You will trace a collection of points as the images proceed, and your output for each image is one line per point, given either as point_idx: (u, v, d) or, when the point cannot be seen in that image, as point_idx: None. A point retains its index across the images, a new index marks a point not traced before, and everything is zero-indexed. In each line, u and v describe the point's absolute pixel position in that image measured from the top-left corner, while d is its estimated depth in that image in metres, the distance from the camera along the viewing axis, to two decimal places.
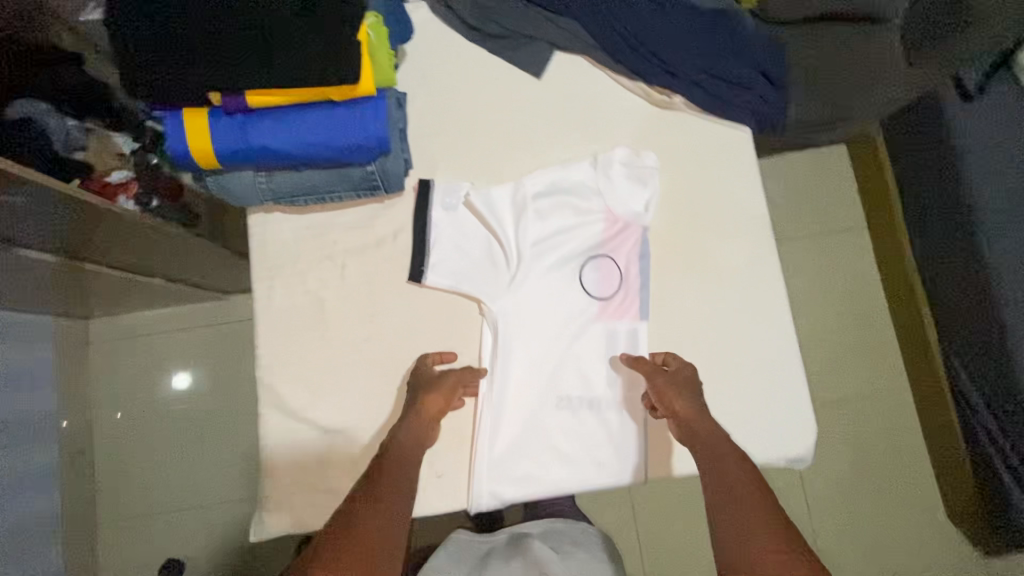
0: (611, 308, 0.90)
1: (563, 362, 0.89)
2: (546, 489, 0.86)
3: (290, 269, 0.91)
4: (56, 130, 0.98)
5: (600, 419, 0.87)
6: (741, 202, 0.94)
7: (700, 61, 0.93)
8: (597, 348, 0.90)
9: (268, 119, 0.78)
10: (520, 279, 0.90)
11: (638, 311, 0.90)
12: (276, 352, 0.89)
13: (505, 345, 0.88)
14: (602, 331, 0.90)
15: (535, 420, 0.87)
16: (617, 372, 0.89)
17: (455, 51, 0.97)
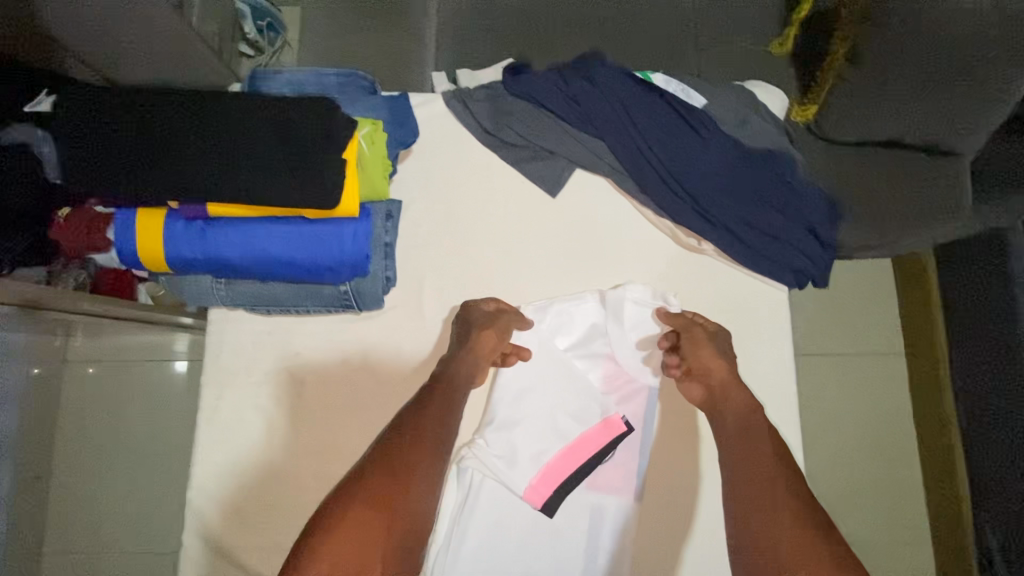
0: (599, 480, 0.77)
1: (535, 539, 0.75)
2: None
3: (242, 379, 0.80)
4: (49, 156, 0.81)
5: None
6: (767, 372, 0.81)
7: (737, 206, 0.82)
8: (576, 525, 0.76)
9: (231, 229, 0.68)
10: (504, 431, 0.78)
11: (633, 487, 0.77)
12: (210, 473, 0.78)
13: (472, 508, 0.75)
14: (588, 503, 0.77)
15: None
16: (597, 556, 0.75)
17: (465, 153, 0.87)
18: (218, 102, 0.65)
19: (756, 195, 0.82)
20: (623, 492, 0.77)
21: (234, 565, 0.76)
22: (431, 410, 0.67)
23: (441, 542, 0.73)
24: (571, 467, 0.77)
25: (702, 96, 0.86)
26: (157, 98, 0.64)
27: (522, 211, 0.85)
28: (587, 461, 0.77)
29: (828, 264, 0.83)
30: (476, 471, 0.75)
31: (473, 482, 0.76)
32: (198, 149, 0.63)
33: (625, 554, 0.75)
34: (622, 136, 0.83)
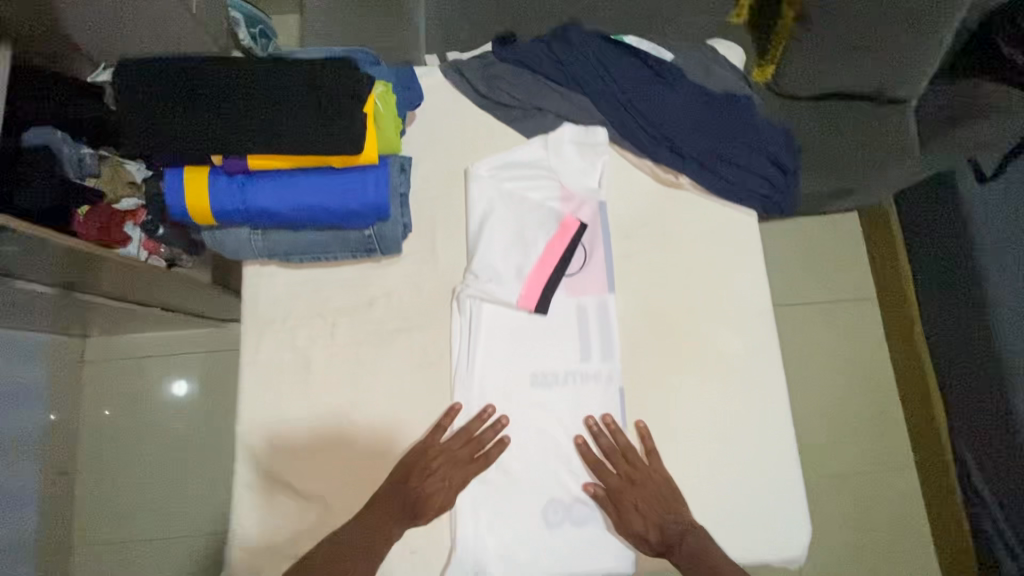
0: (575, 284, 0.92)
1: (536, 341, 0.90)
2: (529, 471, 0.86)
3: (280, 325, 0.89)
4: (68, 155, 1.08)
5: (581, 490, 0.85)
6: (744, 289, 0.92)
7: (707, 143, 0.93)
8: (564, 324, 0.91)
9: (268, 181, 0.78)
10: (485, 260, 0.91)
11: (605, 285, 0.91)
12: (255, 408, 0.87)
13: (476, 328, 0.89)
14: (571, 307, 0.91)
15: (518, 433, 0.87)
16: (589, 343, 0.90)
17: (464, 116, 0.97)
18: (252, 69, 0.75)
19: (724, 133, 0.93)
20: (597, 290, 0.91)
21: (281, 487, 0.85)
22: (396, 473, 0.83)
23: (459, 361, 0.88)
24: (545, 278, 0.91)
25: (670, 52, 0.97)
26: (201, 67, 0.74)
27: (516, 159, 0.94)
28: (557, 268, 0.91)
29: (792, 189, 0.94)
30: (473, 296, 0.89)
31: (473, 307, 0.90)
32: (242, 109, 0.73)
33: (615, 341, 0.90)
34: (602, 90, 0.94)
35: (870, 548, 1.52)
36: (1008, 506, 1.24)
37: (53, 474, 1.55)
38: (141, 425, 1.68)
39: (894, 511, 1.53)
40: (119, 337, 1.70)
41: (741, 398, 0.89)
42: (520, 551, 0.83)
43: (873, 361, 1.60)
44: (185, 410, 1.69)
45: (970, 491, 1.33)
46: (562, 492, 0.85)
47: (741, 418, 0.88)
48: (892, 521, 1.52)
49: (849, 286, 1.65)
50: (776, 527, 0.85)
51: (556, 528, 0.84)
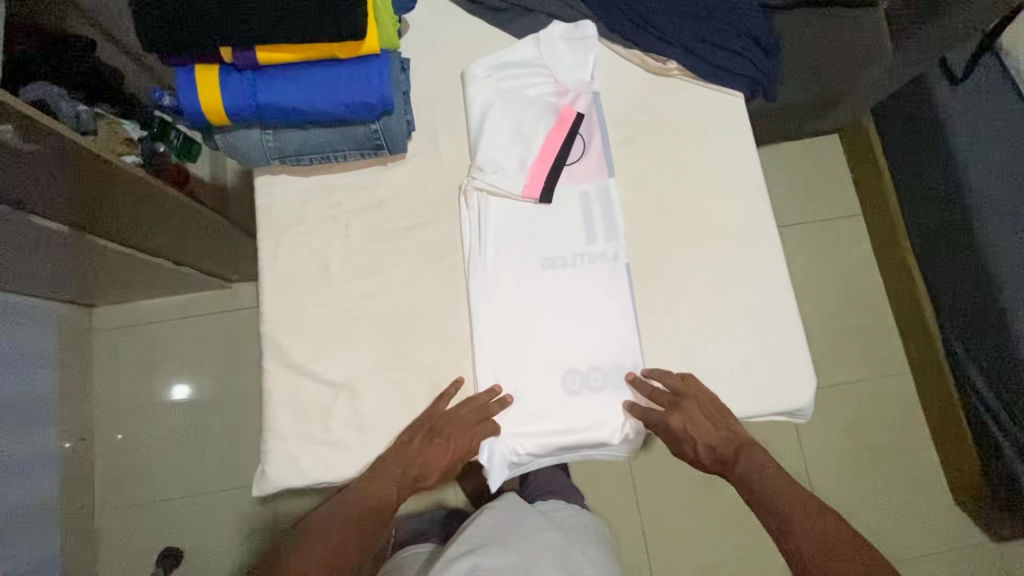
0: (575, 173, 0.95)
1: (543, 228, 0.93)
2: (546, 348, 0.89)
3: (295, 230, 0.92)
4: (66, 111, 1.13)
5: (598, 359, 0.89)
6: (738, 166, 0.97)
7: (691, 29, 0.97)
8: (568, 211, 0.94)
9: (276, 76, 0.81)
10: (488, 155, 0.93)
11: (605, 171, 0.94)
12: (279, 309, 0.90)
13: (484, 218, 0.92)
14: (574, 194, 0.94)
15: (532, 314, 0.90)
16: (595, 226, 0.93)
17: (456, 22, 1.00)
18: None
19: (706, 18, 0.97)
20: (598, 176, 0.94)
21: (310, 380, 0.88)
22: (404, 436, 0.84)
23: (471, 250, 0.92)
24: (547, 168, 0.94)
25: None
26: None
27: (510, 57, 0.97)
28: (558, 157, 0.94)
29: (774, 70, 0.99)
30: (480, 189, 0.92)
31: (480, 200, 0.93)
32: None
33: (618, 221, 0.93)
34: None
35: (873, 445, 1.58)
36: (999, 377, 1.30)
37: (71, 441, 1.57)
38: (154, 391, 1.69)
39: (892, 408, 1.60)
40: (125, 305, 1.72)
41: (741, 265, 0.93)
42: (543, 419, 0.88)
43: (860, 271, 1.67)
44: (198, 370, 1.72)
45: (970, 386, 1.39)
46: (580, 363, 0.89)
47: (741, 281, 0.93)
48: (891, 419, 1.59)
49: (833, 203, 1.72)
50: (782, 381, 0.90)
51: (575, 397, 0.88)
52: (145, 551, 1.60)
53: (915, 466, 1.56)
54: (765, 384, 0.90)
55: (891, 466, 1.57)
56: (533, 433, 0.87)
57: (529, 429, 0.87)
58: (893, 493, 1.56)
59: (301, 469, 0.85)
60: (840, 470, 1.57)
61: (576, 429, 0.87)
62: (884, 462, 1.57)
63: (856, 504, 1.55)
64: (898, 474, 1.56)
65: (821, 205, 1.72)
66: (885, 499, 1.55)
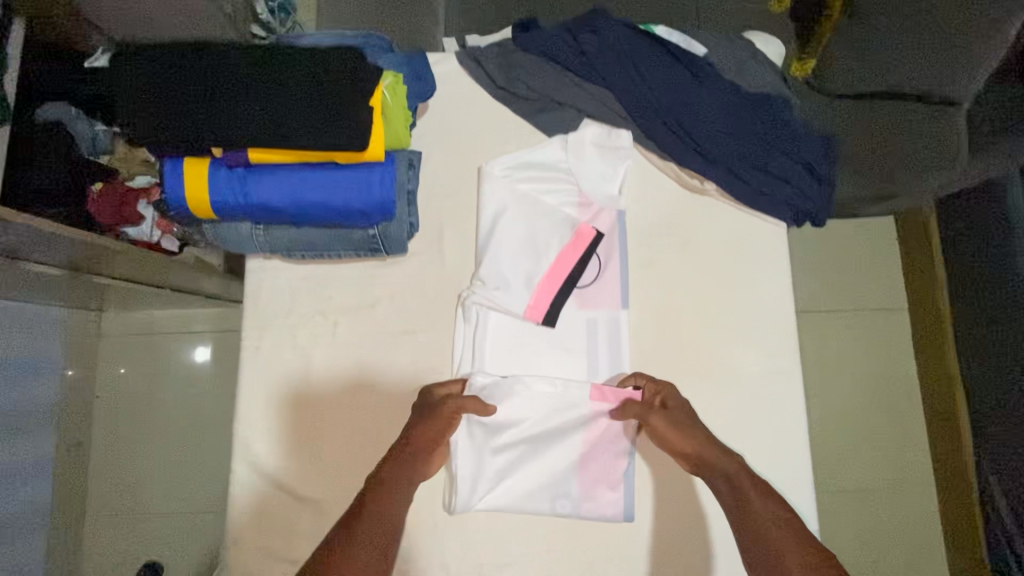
0: (587, 297, 0.87)
1: (542, 354, 0.86)
2: (528, 474, 0.84)
3: (282, 322, 0.87)
4: (82, 134, 1.07)
5: (586, 489, 0.83)
6: (768, 304, 0.87)
7: (738, 148, 0.86)
8: (573, 337, 0.86)
9: (269, 176, 0.74)
10: (493, 267, 0.86)
11: (618, 299, 0.86)
12: (255, 407, 0.86)
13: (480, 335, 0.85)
14: (581, 319, 0.86)
15: (520, 430, 0.84)
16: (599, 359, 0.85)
17: (479, 107, 0.92)
18: (252, 55, 0.70)
19: (755, 136, 0.86)
20: (611, 303, 0.86)
21: (279, 487, 0.84)
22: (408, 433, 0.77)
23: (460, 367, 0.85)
24: (555, 287, 0.86)
25: (702, 46, 0.90)
26: (194, 49, 0.70)
27: (530, 157, 0.89)
28: (569, 277, 0.86)
29: (826, 200, 0.88)
30: (479, 303, 0.85)
31: (478, 315, 0.85)
32: (237, 95, 0.69)
33: (625, 358, 0.85)
34: (627, 85, 0.88)
35: None
36: None
37: (68, 446, 1.59)
38: (154, 400, 1.70)
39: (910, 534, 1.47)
40: (134, 313, 1.71)
41: (756, 420, 0.84)
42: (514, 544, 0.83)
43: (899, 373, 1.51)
44: (199, 389, 1.70)
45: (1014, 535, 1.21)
46: (570, 488, 0.83)
47: (752, 438, 0.84)
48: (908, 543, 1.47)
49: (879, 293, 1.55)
50: None
51: (554, 527, 0.83)
52: (130, 561, 1.63)
53: None
54: None
55: None
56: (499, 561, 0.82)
57: (496, 555, 0.83)
58: None
59: None
60: None
61: (547, 564, 0.82)
62: None
63: None
64: None
65: (867, 296, 1.55)
66: None
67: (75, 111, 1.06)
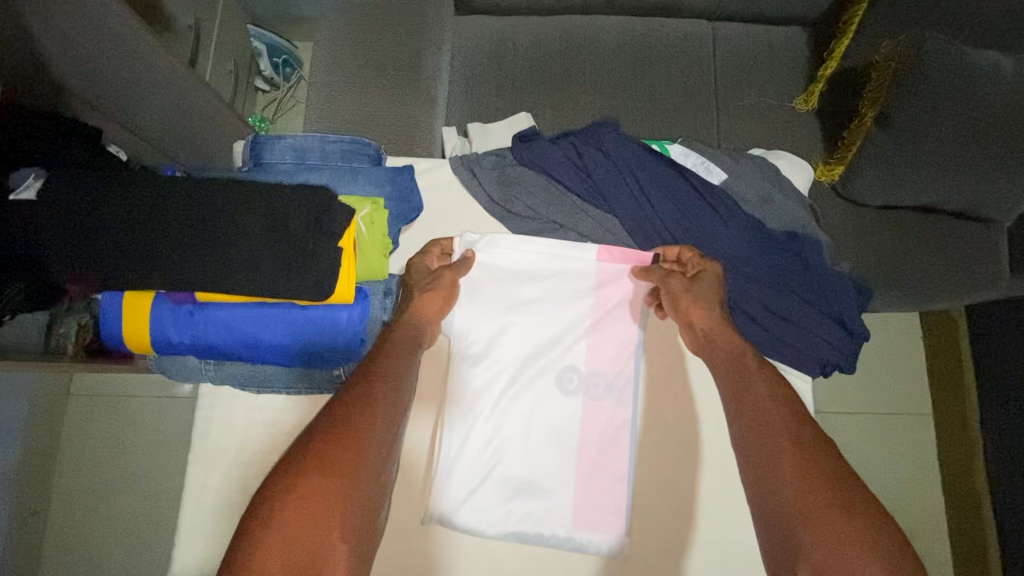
0: (585, 446, 0.73)
1: (529, 496, 0.72)
2: (519, 440, 0.74)
3: (231, 458, 0.77)
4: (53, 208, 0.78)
5: (595, 364, 0.76)
6: None
7: (759, 291, 0.76)
8: (562, 479, 0.73)
9: (218, 315, 0.65)
10: (474, 387, 0.75)
11: (620, 458, 0.73)
12: (193, 556, 0.75)
13: (453, 452, 0.73)
14: (575, 463, 0.73)
15: (521, 306, 0.77)
16: (598, 503, 0.72)
17: (472, 222, 0.83)
18: (208, 187, 0.62)
19: (778, 279, 0.76)
20: (611, 457, 0.73)
21: None
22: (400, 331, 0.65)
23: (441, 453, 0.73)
24: (544, 428, 0.74)
25: (720, 172, 0.81)
26: (138, 180, 0.62)
27: (518, 281, 0.78)
28: (562, 418, 0.74)
29: (856, 355, 0.77)
30: (456, 438, 0.73)
31: (455, 454, 0.73)
32: (184, 232, 0.60)
33: (625, 514, 0.72)
34: (635, 213, 0.80)
35: None
36: None
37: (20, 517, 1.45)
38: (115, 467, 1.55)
39: None
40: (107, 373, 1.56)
41: None
42: (508, 447, 0.74)
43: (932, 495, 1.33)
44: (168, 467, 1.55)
45: None
46: (578, 365, 0.76)
47: None
48: None
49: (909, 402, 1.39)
50: None
51: (559, 411, 0.75)
52: None
53: None
54: None
55: None
56: (492, 465, 0.73)
57: (489, 452, 0.73)
58: None
59: None
60: None
61: (546, 509, 0.72)
62: None
63: None
64: None
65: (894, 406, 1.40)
66: None
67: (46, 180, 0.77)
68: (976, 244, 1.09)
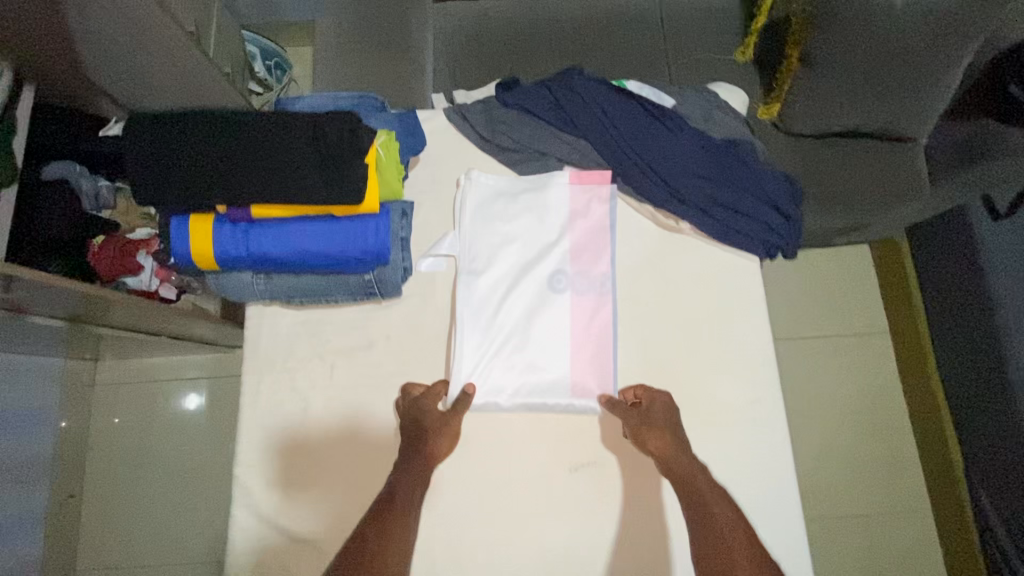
0: (574, 328, 0.90)
1: (533, 373, 0.88)
2: (520, 328, 0.90)
3: (279, 367, 0.90)
4: (86, 189, 1.16)
5: (578, 263, 0.92)
6: (746, 333, 0.91)
7: (708, 189, 0.92)
8: (558, 356, 0.89)
9: (269, 229, 0.79)
10: (478, 290, 0.91)
11: (605, 336, 0.89)
12: (254, 451, 0.88)
13: (466, 342, 0.88)
14: (568, 343, 0.89)
15: (513, 226, 0.94)
16: (589, 371, 0.88)
17: (467, 157, 0.98)
18: (258, 120, 0.77)
19: (724, 177, 0.93)
20: (596, 335, 0.89)
21: (277, 530, 0.85)
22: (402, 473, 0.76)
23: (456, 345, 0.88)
24: (539, 317, 0.90)
25: (670, 99, 0.98)
26: (204, 118, 0.77)
27: (515, 203, 0.95)
28: (554, 309, 0.90)
29: (794, 235, 0.94)
30: (468, 330, 0.89)
31: (468, 344, 0.89)
32: (244, 155, 0.75)
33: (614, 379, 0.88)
34: (603, 135, 0.95)
35: None
36: None
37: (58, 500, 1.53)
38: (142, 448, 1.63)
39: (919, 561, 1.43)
40: (129, 359, 1.64)
41: (739, 445, 0.87)
42: (511, 336, 0.90)
43: (888, 394, 1.52)
44: (191, 451, 1.62)
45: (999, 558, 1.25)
46: (563, 266, 0.92)
47: (736, 465, 0.87)
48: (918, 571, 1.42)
49: (862, 316, 1.57)
50: None
51: (551, 304, 0.91)
52: None
53: None
54: None
55: None
56: (501, 352, 0.89)
57: (496, 341, 0.89)
58: None
59: None
60: None
61: (547, 381, 0.88)
62: None
63: None
64: None
65: (849, 320, 1.57)
66: None
67: (78, 167, 1.16)
68: (898, 161, 1.27)
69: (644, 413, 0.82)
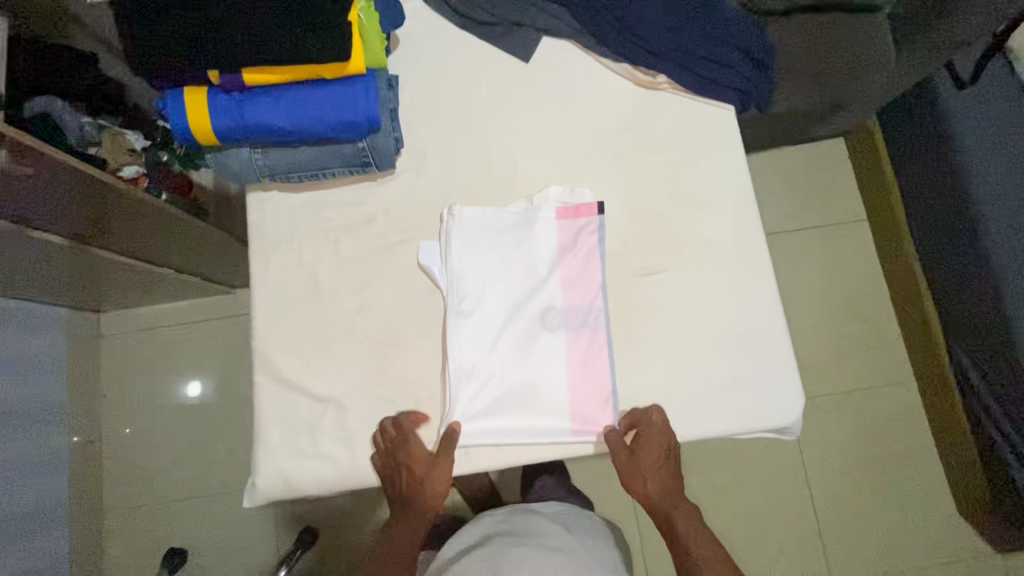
0: (568, 332, 0.90)
1: (529, 377, 0.88)
2: (514, 334, 0.90)
3: (286, 245, 0.94)
4: (71, 123, 1.12)
5: (569, 273, 0.91)
6: (726, 173, 0.96)
7: (683, 44, 0.97)
8: (553, 359, 0.89)
9: (261, 98, 0.82)
10: (469, 297, 0.90)
11: (601, 335, 0.89)
12: (271, 324, 0.92)
13: (461, 353, 0.88)
14: (563, 347, 0.89)
15: (500, 262, 0.92)
16: (586, 371, 0.88)
17: (447, 35, 1.00)
18: None
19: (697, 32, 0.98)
20: (590, 336, 0.89)
21: (302, 394, 0.90)
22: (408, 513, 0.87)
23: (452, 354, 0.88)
24: (532, 324, 0.90)
25: None
26: None
27: (500, 75, 0.99)
28: (546, 313, 0.90)
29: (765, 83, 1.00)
30: (462, 339, 0.88)
31: (463, 358, 0.88)
32: (229, 15, 0.77)
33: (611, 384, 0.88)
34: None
35: (897, 458, 1.49)
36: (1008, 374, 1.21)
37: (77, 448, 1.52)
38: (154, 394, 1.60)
39: (911, 421, 1.51)
40: (131, 308, 1.63)
41: (726, 278, 0.93)
42: (506, 344, 0.89)
43: (868, 269, 1.59)
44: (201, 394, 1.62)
45: (975, 398, 1.31)
46: (555, 273, 0.91)
47: (726, 296, 0.93)
48: (911, 428, 1.50)
49: (841, 199, 1.63)
50: (768, 396, 0.90)
51: (543, 306, 0.90)
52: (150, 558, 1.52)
53: (937, 478, 1.48)
54: (745, 408, 0.90)
55: (911, 483, 1.48)
56: (500, 387, 0.88)
57: (490, 349, 0.89)
58: (915, 507, 1.47)
59: (289, 477, 0.88)
60: (859, 485, 1.48)
61: (544, 388, 0.88)
62: (903, 475, 1.49)
63: (879, 516, 1.47)
64: (919, 487, 1.47)
65: (828, 203, 1.63)
66: (906, 511, 1.47)
67: (62, 101, 1.12)
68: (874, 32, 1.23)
69: (634, 453, 0.86)
